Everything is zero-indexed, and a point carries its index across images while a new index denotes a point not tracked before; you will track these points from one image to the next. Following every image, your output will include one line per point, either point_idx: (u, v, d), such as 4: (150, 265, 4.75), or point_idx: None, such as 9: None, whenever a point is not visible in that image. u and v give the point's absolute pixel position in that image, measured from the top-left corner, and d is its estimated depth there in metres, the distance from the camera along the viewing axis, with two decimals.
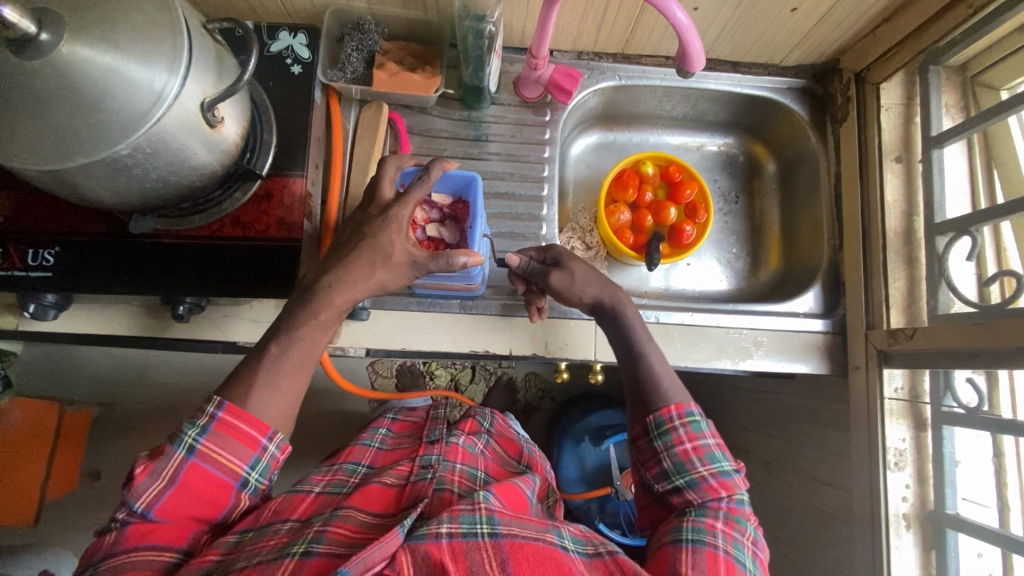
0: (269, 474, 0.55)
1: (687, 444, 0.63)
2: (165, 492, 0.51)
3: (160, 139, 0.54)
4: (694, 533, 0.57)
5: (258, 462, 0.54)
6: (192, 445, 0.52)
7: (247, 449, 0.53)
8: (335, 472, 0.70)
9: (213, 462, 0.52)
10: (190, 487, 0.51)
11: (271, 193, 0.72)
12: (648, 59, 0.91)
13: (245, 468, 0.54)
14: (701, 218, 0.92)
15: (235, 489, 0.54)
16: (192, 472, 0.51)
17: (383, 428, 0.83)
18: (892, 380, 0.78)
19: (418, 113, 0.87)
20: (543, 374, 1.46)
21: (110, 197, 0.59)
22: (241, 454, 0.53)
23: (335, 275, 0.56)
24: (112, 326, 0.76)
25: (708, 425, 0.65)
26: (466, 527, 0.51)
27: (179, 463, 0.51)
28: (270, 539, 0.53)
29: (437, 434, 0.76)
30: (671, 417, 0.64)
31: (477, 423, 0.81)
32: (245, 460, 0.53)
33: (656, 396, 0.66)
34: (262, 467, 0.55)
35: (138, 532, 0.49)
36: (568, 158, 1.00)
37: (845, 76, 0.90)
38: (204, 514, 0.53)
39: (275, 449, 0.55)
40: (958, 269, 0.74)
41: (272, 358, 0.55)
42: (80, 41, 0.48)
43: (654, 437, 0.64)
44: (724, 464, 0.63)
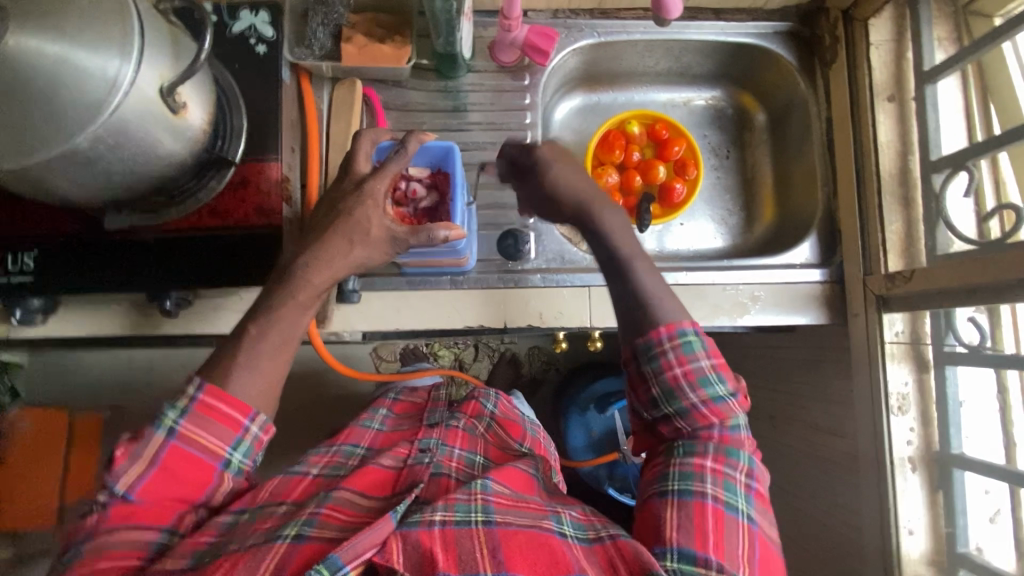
0: (253, 455, 0.54)
1: (677, 368, 0.61)
2: (146, 474, 0.50)
3: (120, 129, 0.52)
4: (681, 483, 0.56)
5: (241, 443, 0.53)
6: (172, 426, 0.51)
7: (229, 430, 0.52)
8: (332, 453, 0.70)
9: (194, 444, 0.51)
10: (171, 468, 0.51)
11: (247, 180, 0.70)
12: (626, 13, 0.88)
13: (228, 449, 0.52)
14: (691, 174, 0.90)
15: (218, 470, 0.52)
16: (173, 454, 0.50)
17: (383, 408, 0.82)
18: (892, 325, 0.77)
19: (392, 87, 0.84)
20: (545, 347, 1.45)
21: (78, 194, 0.58)
22: (222, 435, 0.52)
23: (311, 254, 0.55)
24: (102, 326, 0.75)
25: (702, 345, 0.62)
26: (460, 516, 0.54)
27: (160, 445, 0.50)
28: (265, 524, 0.55)
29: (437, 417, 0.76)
30: (660, 337, 0.62)
31: (479, 406, 0.81)
32: (227, 441, 0.52)
33: (646, 315, 0.64)
34: (245, 449, 0.53)
35: (119, 514, 0.49)
36: (552, 124, 0.97)
37: (832, 16, 0.86)
38: (187, 495, 0.52)
39: (258, 430, 0.54)
40: (955, 206, 0.74)
41: (251, 340, 0.54)
42: (26, 31, 0.45)
43: (643, 360, 0.62)
44: (718, 389, 0.61)
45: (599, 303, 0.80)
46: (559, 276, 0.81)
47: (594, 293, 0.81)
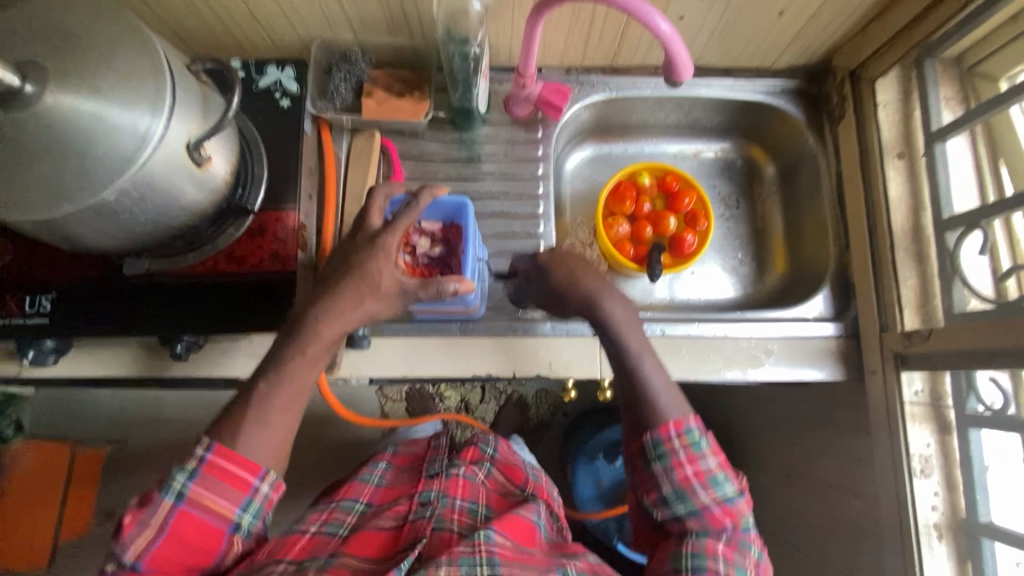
0: (263, 515, 0.53)
1: (687, 468, 0.60)
2: (154, 541, 0.49)
3: (147, 181, 0.54)
4: (694, 561, 0.57)
5: (251, 503, 0.52)
6: (181, 490, 0.50)
7: (238, 491, 0.51)
8: (331, 512, 0.68)
9: (203, 508, 0.50)
10: (181, 534, 0.50)
11: (264, 228, 0.72)
12: (637, 70, 0.91)
13: (237, 511, 0.51)
14: (701, 226, 0.91)
15: (227, 533, 0.51)
16: (182, 519, 0.50)
17: (383, 461, 0.80)
18: (911, 383, 0.75)
19: (409, 138, 0.87)
20: (553, 391, 1.44)
21: (100, 241, 0.59)
22: (231, 496, 0.51)
23: (323, 307, 0.55)
24: (113, 367, 0.75)
25: (709, 443, 0.61)
26: (465, 569, 0.52)
27: (168, 510, 0.50)
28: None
29: (436, 466, 0.74)
30: (669, 437, 0.61)
31: (479, 450, 0.79)
32: (236, 503, 0.51)
33: (651, 411, 0.62)
34: (255, 509, 0.52)
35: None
36: (563, 174, 0.99)
37: (839, 76, 0.89)
38: (195, 561, 0.51)
39: (268, 488, 0.52)
40: (970, 263, 0.73)
41: (261, 394, 0.53)
42: (65, 91, 0.48)
43: (652, 459, 0.61)
44: (728, 488, 0.60)
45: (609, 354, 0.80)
46: (570, 325, 0.80)
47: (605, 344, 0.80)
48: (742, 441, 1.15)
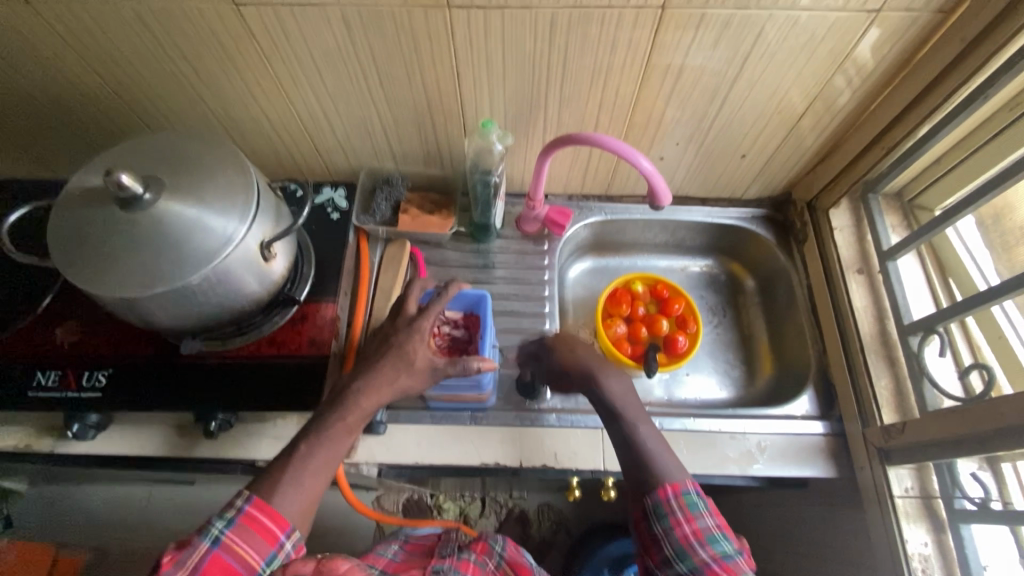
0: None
1: (686, 526, 0.63)
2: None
3: (224, 271, 0.65)
4: None
5: (274, 558, 0.57)
6: (217, 536, 0.56)
7: (266, 543, 0.57)
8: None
9: (233, 555, 0.55)
10: None
11: (305, 316, 0.82)
12: (628, 198, 1.08)
13: (262, 563, 0.56)
14: (691, 328, 1.01)
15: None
16: (213, 563, 0.54)
17: (395, 544, 0.88)
18: (901, 480, 0.79)
19: (434, 247, 1.01)
20: (556, 504, 1.42)
21: (169, 321, 0.69)
22: (260, 547, 0.56)
23: (363, 380, 0.64)
24: (142, 444, 0.80)
25: (705, 503, 0.65)
26: None
27: (203, 552, 0.55)
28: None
29: (449, 547, 0.83)
30: (668, 497, 0.65)
31: (488, 545, 0.85)
32: (262, 554, 0.56)
33: (651, 475, 0.67)
34: (276, 565, 0.57)
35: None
36: (566, 282, 1.12)
37: (800, 205, 1.05)
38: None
39: (291, 546, 0.58)
40: (937, 365, 0.82)
41: (300, 455, 0.61)
42: (175, 200, 0.62)
43: (653, 519, 0.64)
44: (727, 546, 0.63)
45: (611, 445, 0.84)
46: (574, 416, 0.86)
47: (607, 435, 0.85)
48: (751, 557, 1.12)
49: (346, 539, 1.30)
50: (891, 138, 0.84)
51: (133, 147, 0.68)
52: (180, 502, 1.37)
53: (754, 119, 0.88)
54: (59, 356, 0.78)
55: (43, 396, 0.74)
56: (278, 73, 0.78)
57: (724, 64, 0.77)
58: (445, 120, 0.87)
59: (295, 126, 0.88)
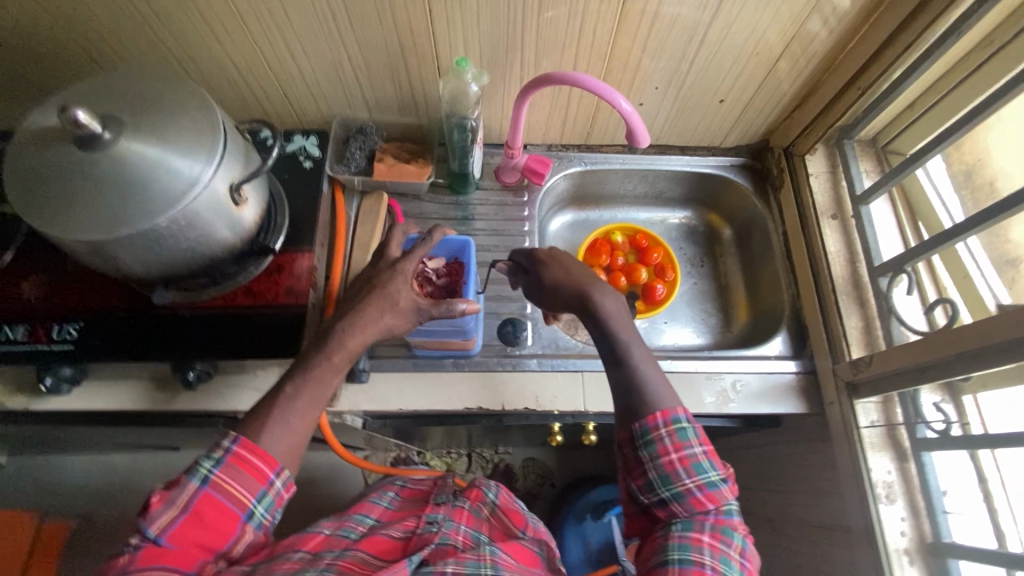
0: (272, 510, 0.59)
1: (672, 454, 0.63)
2: (177, 518, 0.54)
3: (192, 215, 0.63)
4: (681, 553, 0.59)
5: (265, 495, 0.58)
6: (207, 475, 0.56)
7: (256, 482, 0.57)
8: (346, 520, 0.76)
9: (224, 493, 0.56)
10: (201, 515, 0.55)
11: (281, 267, 0.81)
12: (608, 148, 1.07)
13: (252, 501, 0.57)
14: (669, 277, 1.02)
15: (242, 521, 0.57)
16: (204, 501, 0.55)
17: (392, 490, 0.89)
18: (868, 413, 0.82)
19: (412, 199, 0.99)
20: (540, 458, 1.47)
21: (139, 268, 0.67)
22: (250, 486, 0.57)
23: (348, 321, 0.64)
24: (119, 399, 0.79)
25: (695, 432, 0.65)
26: (470, 570, 0.61)
27: (193, 491, 0.55)
28: (283, 566, 0.59)
29: (444, 495, 0.83)
30: (657, 425, 0.64)
31: (482, 492, 0.87)
32: (253, 492, 0.57)
33: (642, 402, 0.66)
34: (268, 502, 0.58)
35: (149, 555, 0.52)
36: (547, 234, 1.11)
37: (777, 152, 1.05)
38: (213, 543, 0.55)
39: (281, 484, 0.59)
40: (903, 304, 0.85)
41: (286, 396, 0.61)
42: (136, 139, 0.60)
43: (640, 446, 0.64)
44: (711, 474, 0.63)
45: (591, 388, 0.86)
46: (555, 361, 0.88)
47: (587, 379, 0.86)
48: None
49: (333, 497, 1.32)
50: (865, 79, 0.85)
51: (89, 86, 0.65)
52: (165, 468, 1.37)
53: (733, 62, 0.87)
54: (25, 311, 0.76)
55: (11, 350, 0.72)
56: (241, 12, 0.74)
57: (700, 4, 0.76)
58: (419, 63, 0.84)
59: (263, 72, 0.85)
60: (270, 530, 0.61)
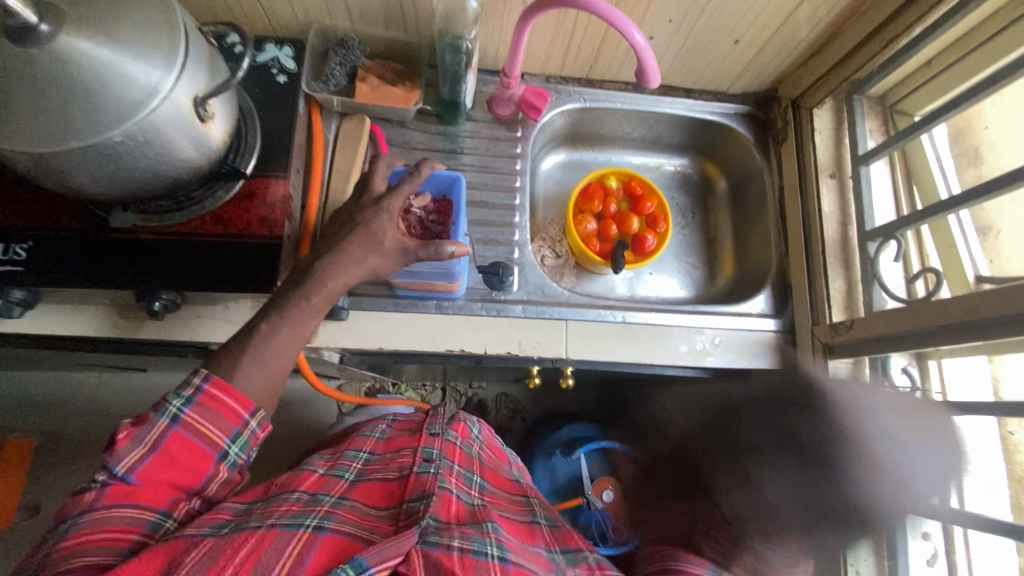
0: (248, 450, 0.58)
1: None
2: (147, 457, 0.52)
3: (152, 129, 0.56)
4: None
5: (240, 436, 0.56)
6: (176, 414, 0.54)
7: (230, 422, 0.56)
8: (338, 458, 0.71)
9: (196, 433, 0.54)
10: (172, 454, 0.53)
11: (253, 193, 0.74)
12: (610, 84, 1.01)
13: (226, 440, 0.56)
14: (660, 228, 0.99)
15: (215, 461, 0.55)
16: (174, 440, 0.53)
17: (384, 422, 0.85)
18: (838, 372, 0.85)
19: (396, 126, 0.92)
20: (513, 394, 1.50)
21: (92, 187, 0.61)
22: (223, 426, 0.55)
23: (329, 260, 0.62)
24: (78, 325, 0.74)
25: None
26: (475, 547, 0.56)
27: (163, 430, 0.53)
28: (281, 507, 0.57)
29: (436, 425, 0.79)
30: None
31: (468, 428, 0.83)
32: (227, 433, 0.55)
33: None
34: (242, 442, 0.57)
35: (118, 493, 0.50)
36: (538, 173, 1.06)
37: (783, 103, 1.00)
38: (186, 482, 0.54)
39: (257, 425, 0.58)
40: (888, 269, 0.86)
41: (261, 335, 0.59)
42: (80, 34, 0.51)
43: None
44: None
45: (575, 336, 0.85)
46: (540, 308, 0.86)
47: (571, 328, 0.86)
48: None
49: (307, 424, 1.33)
50: (891, 30, 0.80)
51: None
52: (132, 389, 1.34)
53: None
54: None
55: None
56: None
57: None
58: None
59: None
60: (246, 470, 0.60)
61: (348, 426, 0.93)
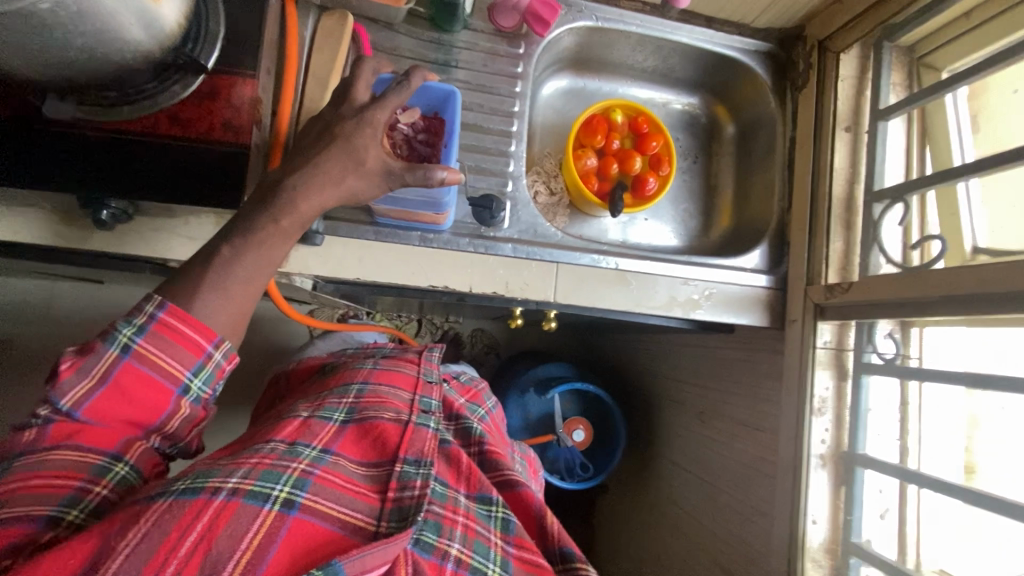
0: (213, 383, 0.53)
1: None
2: (95, 392, 0.47)
3: (91, 2, 0.46)
4: None
5: (202, 369, 0.51)
6: (128, 344, 0.48)
7: (190, 354, 0.50)
8: (328, 395, 0.64)
9: (151, 365, 0.49)
10: (124, 388, 0.48)
11: (216, 92, 0.64)
12: (626, 3, 0.90)
13: (187, 374, 0.51)
14: (664, 171, 0.93)
15: (176, 396, 0.50)
16: (126, 372, 0.48)
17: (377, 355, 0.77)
18: (823, 333, 0.84)
19: (383, 28, 0.82)
20: (489, 331, 1.49)
21: (12, 61, 0.50)
22: (183, 358, 0.50)
23: (304, 179, 0.55)
24: (10, 229, 0.66)
25: None
26: (476, 560, 0.51)
27: (113, 361, 0.48)
28: (250, 459, 0.48)
29: (433, 374, 0.75)
30: None
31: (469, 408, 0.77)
32: (187, 365, 0.50)
33: None
34: (206, 376, 0.52)
35: (62, 431, 0.46)
36: (538, 99, 0.98)
37: (809, 43, 0.92)
38: (142, 419, 0.49)
39: (221, 357, 0.53)
40: (888, 232, 0.83)
41: (224, 259, 0.53)
42: None
43: None
44: None
45: (565, 280, 0.82)
46: (530, 248, 0.81)
47: (562, 271, 0.82)
48: (661, 386, 1.24)
49: (276, 348, 1.29)
50: None
51: None
52: (84, 301, 1.25)
53: None
54: None
55: None
56: None
57: None
58: None
59: None
60: (212, 406, 0.55)
61: (313, 358, 0.88)
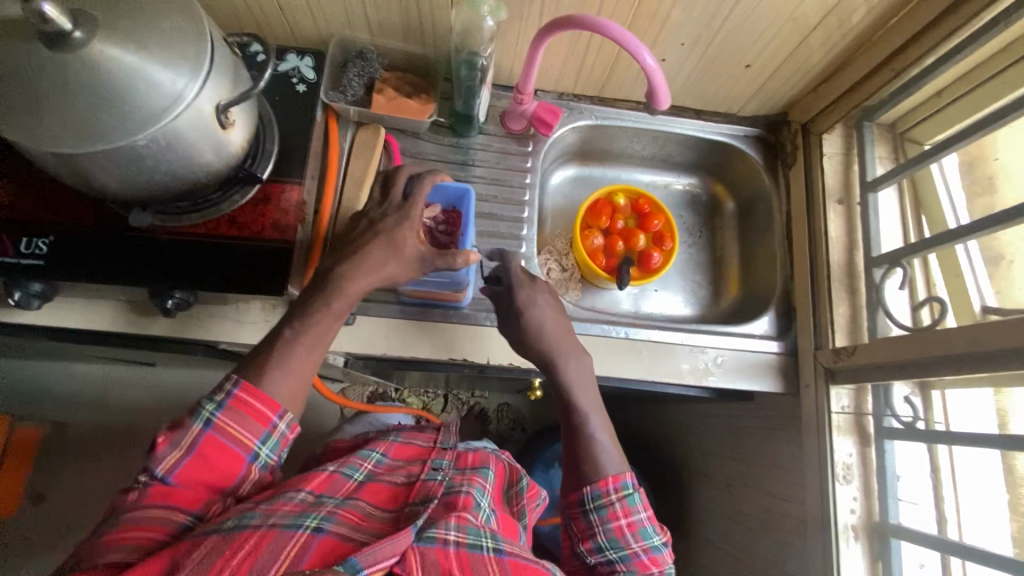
0: (278, 451, 0.59)
1: (621, 519, 0.70)
2: (184, 460, 0.54)
3: (175, 135, 0.58)
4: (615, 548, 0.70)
5: (269, 438, 0.58)
6: (209, 418, 0.56)
7: (259, 425, 0.57)
8: (349, 457, 0.71)
9: (228, 435, 0.56)
10: (207, 457, 0.55)
11: (269, 197, 0.76)
12: (622, 103, 1.02)
13: (257, 443, 0.57)
14: (667, 246, 1.00)
15: (247, 462, 0.57)
16: (209, 442, 0.55)
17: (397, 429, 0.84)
18: (840, 398, 0.84)
19: (410, 137, 0.95)
20: (514, 405, 1.51)
21: (114, 187, 0.63)
22: (253, 428, 0.57)
23: (349, 265, 0.63)
24: (92, 319, 0.76)
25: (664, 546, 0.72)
26: (472, 538, 0.58)
27: (197, 434, 0.55)
28: (283, 505, 0.54)
29: (450, 440, 0.79)
30: (607, 490, 0.71)
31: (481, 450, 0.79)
32: (256, 435, 0.57)
33: (593, 469, 0.72)
34: (272, 444, 0.58)
35: (158, 494, 0.52)
36: (548, 188, 1.08)
37: (794, 127, 1.01)
38: (219, 484, 0.56)
39: (285, 427, 0.59)
40: (893, 297, 0.86)
41: (286, 340, 0.60)
42: (111, 42, 0.53)
43: (590, 510, 0.71)
44: (654, 538, 0.72)
45: None
46: None
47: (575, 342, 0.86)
48: (688, 458, 1.22)
49: (309, 426, 1.34)
50: (901, 61, 0.82)
51: None
52: None
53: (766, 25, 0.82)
54: None
55: None
56: None
57: None
58: None
59: None
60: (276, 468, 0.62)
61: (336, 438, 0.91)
